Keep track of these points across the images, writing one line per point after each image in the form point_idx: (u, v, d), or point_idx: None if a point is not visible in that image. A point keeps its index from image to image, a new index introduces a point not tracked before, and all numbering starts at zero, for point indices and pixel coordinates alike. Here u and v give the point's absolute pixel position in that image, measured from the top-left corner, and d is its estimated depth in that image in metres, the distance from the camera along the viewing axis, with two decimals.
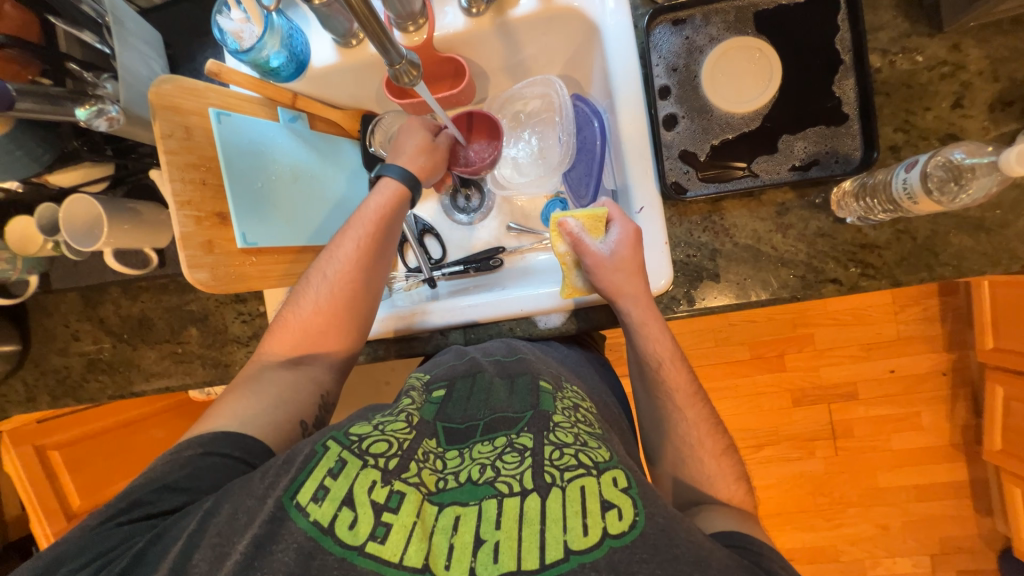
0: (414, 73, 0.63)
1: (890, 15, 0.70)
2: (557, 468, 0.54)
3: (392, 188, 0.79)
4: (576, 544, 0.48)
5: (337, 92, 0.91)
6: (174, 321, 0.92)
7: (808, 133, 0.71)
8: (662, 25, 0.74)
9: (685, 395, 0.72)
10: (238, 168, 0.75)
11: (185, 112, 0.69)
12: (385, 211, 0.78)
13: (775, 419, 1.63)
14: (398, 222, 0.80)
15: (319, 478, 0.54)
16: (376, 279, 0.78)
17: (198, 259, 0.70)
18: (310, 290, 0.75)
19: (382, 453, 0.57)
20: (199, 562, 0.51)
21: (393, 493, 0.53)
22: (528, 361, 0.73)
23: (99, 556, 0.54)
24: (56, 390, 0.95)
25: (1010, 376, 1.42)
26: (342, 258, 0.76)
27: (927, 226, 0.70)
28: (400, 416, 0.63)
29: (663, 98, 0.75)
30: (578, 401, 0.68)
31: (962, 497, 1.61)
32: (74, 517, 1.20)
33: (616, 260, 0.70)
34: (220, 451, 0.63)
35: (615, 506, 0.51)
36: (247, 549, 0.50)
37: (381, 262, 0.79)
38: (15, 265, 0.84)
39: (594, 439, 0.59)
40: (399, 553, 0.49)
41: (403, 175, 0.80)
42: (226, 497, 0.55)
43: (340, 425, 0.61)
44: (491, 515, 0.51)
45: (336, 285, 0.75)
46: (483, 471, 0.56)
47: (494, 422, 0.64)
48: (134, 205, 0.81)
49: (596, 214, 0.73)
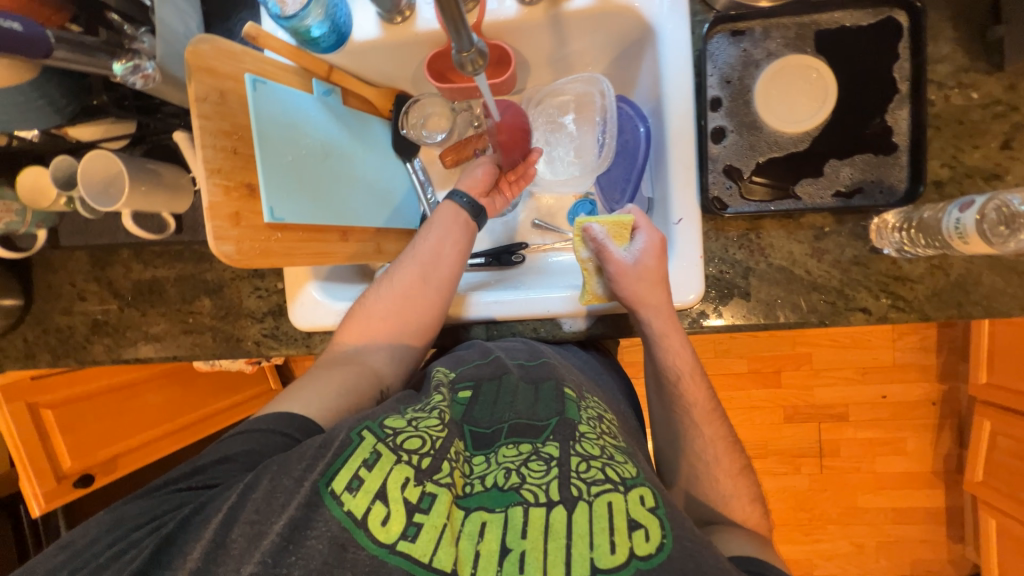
0: (479, 63, 0.60)
1: (950, 48, 0.70)
2: (583, 482, 0.52)
3: (449, 209, 0.82)
4: (602, 563, 0.47)
5: (373, 69, 0.88)
6: (186, 290, 0.90)
7: (855, 159, 0.71)
8: (720, 35, 0.73)
9: (702, 411, 0.72)
10: (270, 140, 0.71)
11: (221, 76, 0.66)
12: (443, 224, 0.80)
13: (765, 434, 1.66)
14: (465, 238, 0.81)
15: (354, 468, 0.53)
16: (437, 276, 0.77)
17: (224, 231, 0.67)
18: (376, 287, 0.77)
19: (416, 450, 0.55)
20: (239, 537, 0.51)
21: (425, 494, 0.51)
22: (552, 366, 0.72)
23: (154, 519, 0.55)
24: (58, 349, 0.92)
25: (1001, 412, 1.46)
26: (409, 261, 0.77)
27: (962, 264, 0.70)
28: (433, 412, 0.61)
29: (714, 109, 0.74)
30: (601, 412, 0.66)
31: (937, 523, 1.67)
32: (64, 479, 1.17)
33: (639, 269, 0.70)
34: (282, 430, 0.62)
35: (642, 526, 0.49)
36: (284, 531, 0.49)
37: (447, 263, 0.78)
38: (23, 218, 0.82)
39: (620, 454, 0.58)
40: (429, 554, 0.48)
41: (469, 204, 0.83)
42: (265, 471, 0.54)
43: (374, 413, 0.60)
44: (516, 524, 0.50)
45: (399, 288, 0.76)
46: (508, 476, 0.54)
47: (521, 425, 0.61)
48: (155, 167, 0.78)
49: (623, 220, 0.72)
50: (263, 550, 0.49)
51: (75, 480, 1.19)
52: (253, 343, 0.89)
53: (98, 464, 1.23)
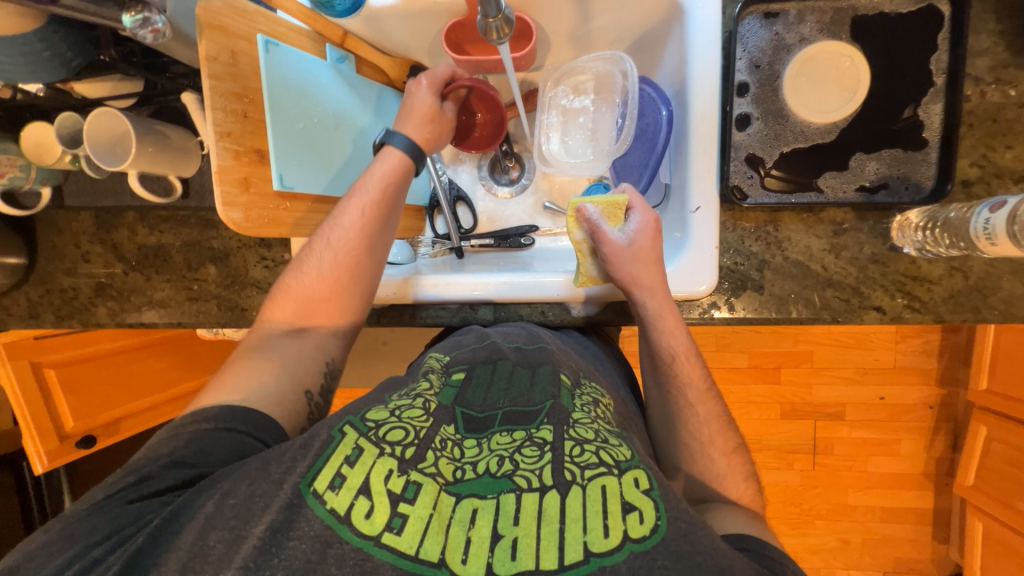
0: (505, 31, 0.60)
1: (992, 41, 0.67)
2: (577, 466, 0.51)
3: (395, 156, 0.75)
4: (596, 547, 0.46)
5: (389, 38, 0.85)
6: (191, 257, 0.89)
7: (883, 154, 0.69)
8: (752, 17, 0.70)
9: (697, 390, 0.71)
10: (280, 106, 0.70)
11: (232, 35, 0.64)
12: (386, 181, 0.74)
13: (761, 429, 1.67)
14: (403, 194, 0.76)
15: (336, 466, 0.50)
16: (380, 245, 0.74)
17: (233, 197, 0.65)
18: (313, 256, 0.71)
19: (399, 441, 0.53)
20: (218, 543, 0.48)
21: (410, 483, 0.50)
22: (550, 352, 0.71)
23: (115, 532, 0.51)
24: (62, 309, 0.91)
25: (999, 419, 1.46)
26: (346, 226, 0.71)
27: (983, 267, 0.69)
28: (416, 401, 0.60)
29: (740, 95, 0.71)
30: (597, 397, 0.66)
31: (924, 523, 1.70)
32: (67, 439, 1.17)
33: (634, 249, 0.70)
34: (227, 426, 0.60)
35: (636, 508, 0.48)
36: (264, 535, 0.47)
37: (388, 228, 0.74)
38: (28, 175, 0.80)
39: (615, 437, 0.57)
40: (415, 546, 0.46)
41: (408, 145, 0.75)
42: (241, 478, 0.52)
43: (356, 408, 0.58)
44: (509, 510, 0.48)
45: (338, 254, 0.71)
46: (502, 463, 0.53)
47: (515, 413, 0.60)
48: (163, 128, 0.76)
49: (617, 200, 0.72)
50: (245, 554, 0.46)
51: (77, 440, 1.19)
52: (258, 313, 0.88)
53: (100, 425, 1.24)
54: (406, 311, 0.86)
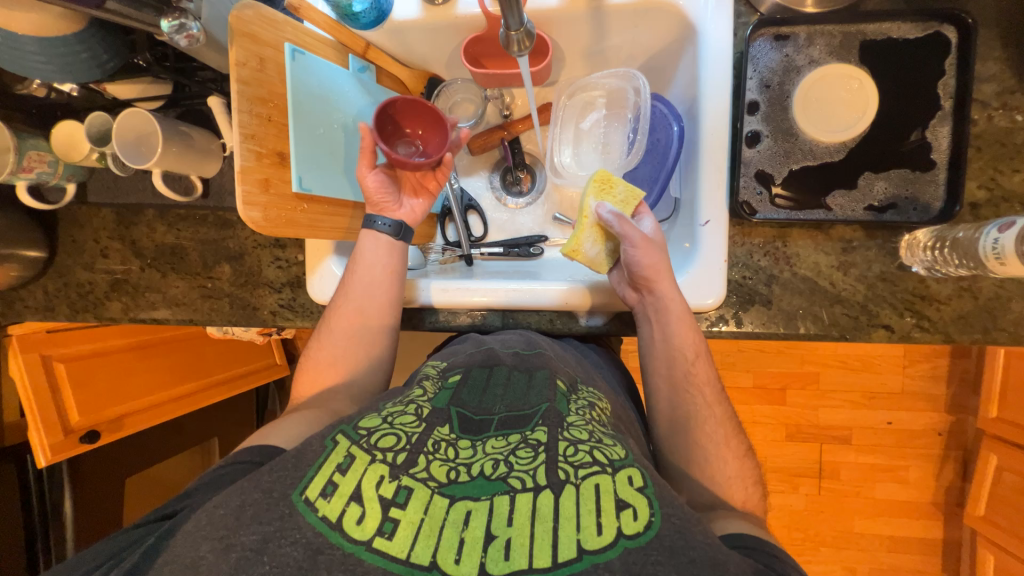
0: (525, 43, 0.62)
1: (998, 67, 0.69)
2: (570, 465, 0.51)
3: (377, 235, 0.79)
4: (589, 544, 0.45)
5: (410, 50, 0.88)
6: (207, 256, 0.90)
7: (891, 174, 0.70)
8: (763, 38, 0.72)
9: (712, 391, 0.72)
10: (304, 111, 0.72)
11: (261, 43, 0.66)
12: (372, 255, 0.78)
13: (766, 451, 1.64)
14: (389, 263, 0.78)
15: (327, 474, 0.51)
16: (373, 311, 0.77)
17: (253, 197, 0.66)
18: (323, 332, 0.78)
19: (390, 447, 0.54)
20: (208, 553, 0.47)
21: (401, 488, 0.50)
22: (547, 358, 0.72)
23: (112, 557, 0.53)
24: (77, 304, 0.93)
25: (1009, 448, 1.43)
26: (343, 300, 0.77)
27: (992, 288, 0.69)
28: (410, 408, 0.60)
29: (751, 113, 0.73)
30: (593, 401, 0.66)
31: (933, 554, 1.65)
32: (71, 433, 1.13)
33: (657, 242, 0.73)
34: (243, 458, 0.61)
35: (630, 505, 0.48)
36: (255, 544, 0.46)
37: (380, 295, 0.78)
38: (55, 170, 0.83)
39: (609, 437, 0.57)
40: (406, 550, 0.46)
41: (391, 225, 0.79)
42: (232, 491, 0.52)
43: (350, 418, 0.59)
44: (502, 512, 0.48)
45: (342, 325, 0.77)
46: (496, 466, 0.52)
47: (512, 417, 0.59)
48: (187, 129, 0.78)
49: (636, 192, 0.77)
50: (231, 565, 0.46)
51: (81, 435, 1.15)
52: (269, 312, 0.89)
53: (104, 421, 1.21)
54: (414, 316, 0.87)
